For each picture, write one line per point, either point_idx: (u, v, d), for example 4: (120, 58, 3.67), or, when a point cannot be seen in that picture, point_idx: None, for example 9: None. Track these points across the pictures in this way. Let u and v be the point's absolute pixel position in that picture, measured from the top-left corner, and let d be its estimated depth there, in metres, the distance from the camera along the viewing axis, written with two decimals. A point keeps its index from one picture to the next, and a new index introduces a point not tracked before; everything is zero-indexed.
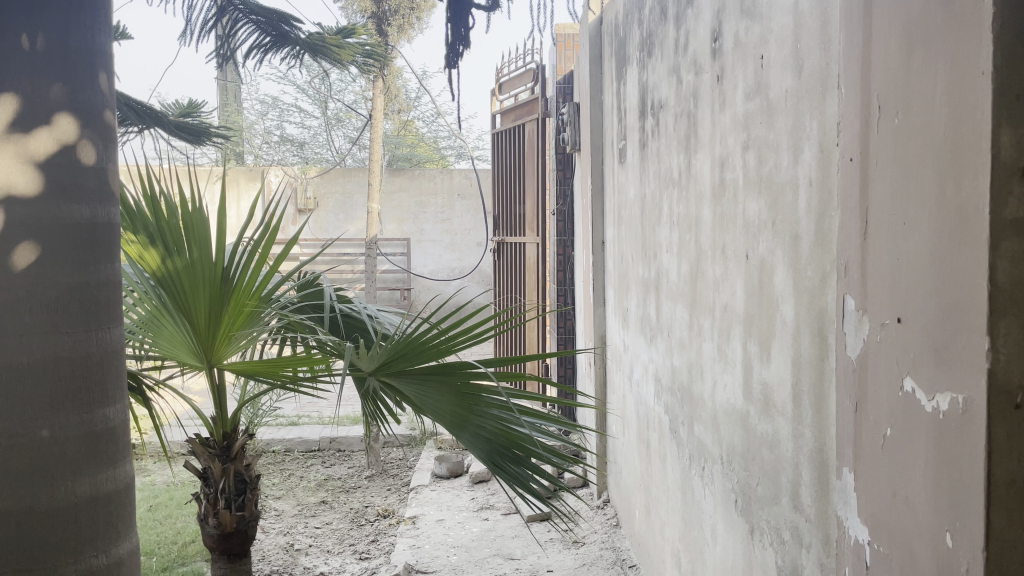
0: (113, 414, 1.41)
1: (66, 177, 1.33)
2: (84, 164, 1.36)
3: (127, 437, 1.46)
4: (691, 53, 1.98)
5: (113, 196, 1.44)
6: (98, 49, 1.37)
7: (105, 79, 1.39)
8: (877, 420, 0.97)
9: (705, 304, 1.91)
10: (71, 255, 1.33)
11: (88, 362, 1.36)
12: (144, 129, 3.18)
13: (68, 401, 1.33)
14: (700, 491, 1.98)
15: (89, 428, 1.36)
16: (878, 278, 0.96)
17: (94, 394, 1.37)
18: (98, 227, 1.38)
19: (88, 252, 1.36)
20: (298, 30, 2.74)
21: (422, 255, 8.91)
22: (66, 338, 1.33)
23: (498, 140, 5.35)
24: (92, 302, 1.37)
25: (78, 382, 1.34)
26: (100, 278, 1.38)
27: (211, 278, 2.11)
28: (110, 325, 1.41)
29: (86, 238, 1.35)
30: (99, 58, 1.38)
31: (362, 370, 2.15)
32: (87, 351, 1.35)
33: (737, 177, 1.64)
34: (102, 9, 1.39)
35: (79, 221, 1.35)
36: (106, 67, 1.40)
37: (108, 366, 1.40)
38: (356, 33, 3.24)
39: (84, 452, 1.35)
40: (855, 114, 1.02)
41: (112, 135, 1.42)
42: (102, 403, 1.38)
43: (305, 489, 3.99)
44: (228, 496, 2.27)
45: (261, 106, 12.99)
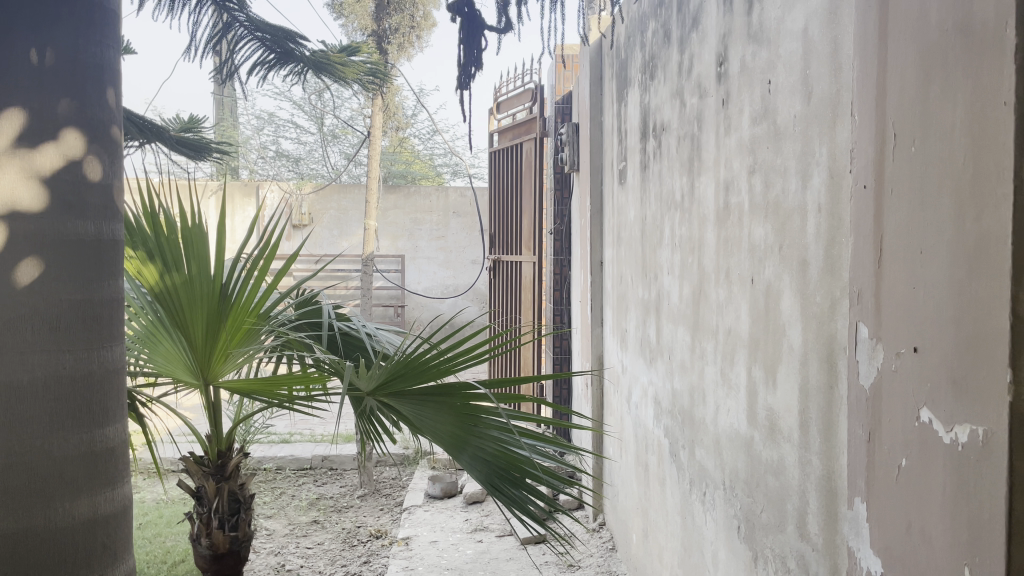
0: (112, 434, 1.39)
1: (71, 192, 1.31)
2: (90, 180, 1.34)
3: (124, 457, 1.44)
4: (695, 77, 1.98)
5: (118, 212, 1.42)
6: (106, 65, 1.37)
7: (112, 94, 1.38)
8: (892, 448, 0.96)
9: (708, 327, 1.90)
10: (76, 271, 1.31)
11: (90, 380, 1.34)
12: (144, 143, 3.16)
13: (69, 419, 1.31)
14: (701, 516, 1.96)
15: (88, 447, 1.34)
16: (894, 307, 0.95)
17: (94, 412, 1.35)
18: (103, 243, 1.37)
19: (92, 269, 1.34)
20: (303, 48, 2.75)
21: (417, 272, 8.89)
22: (68, 355, 1.31)
23: (495, 158, 5.36)
24: (95, 320, 1.35)
25: (79, 400, 1.32)
26: (102, 296, 1.37)
27: (210, 295, 2.09)
28: (111, 343, 1.39)
29: (90, 254, 1.34)
30: (107, 74, 1.37)
31: (361, 390, 2.13)
32: (88, 369, 1.34)
33: (743, 201, 1.64)
34: (111, 24, 1.38)
35: (84, 237, 1.33)
36: (114, 82, 1.39)
37: (109, 385, 1.38)
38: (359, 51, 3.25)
39: (83, 472, 1.33)
40: (869, 142, 1.02)
41: (117, 150, 1.41)
42: (102, 423, 1.36)
43: (297, 508, 3.95)
44: (222, 516, 2.23)
45: (257, 121, 12.97)
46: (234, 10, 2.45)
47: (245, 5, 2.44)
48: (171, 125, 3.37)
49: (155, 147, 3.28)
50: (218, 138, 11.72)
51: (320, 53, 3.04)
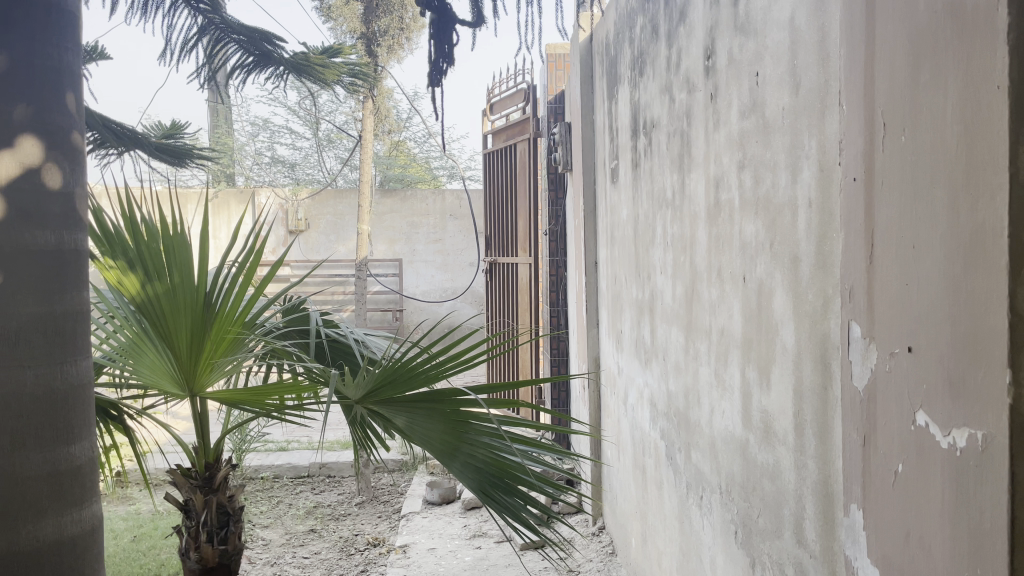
0: (80, 452, 1.35)
1: (30, 202, 1.27)
2: (50, 189, 1.30)
3: (94, 476, 1.40)
4: (684, 71, 1.93)
5: (82, 221, 1.38)
6: (65, 69, 1.32)
7: (72, 99, 1.34)
8: (888, 454, 0.91)
9: (701, 327, 1.85)
10: (36, 284, 1.28)
11: (53, 398, 1.30)
12: (123, 151, 3.13)
13: (32, 439, 1.27)
14: (698, 521, 1.92)
15: (53, 467, 1.30)
16: (887, 305, 0.91)
17: (58, 430, 1.31)
18: (65, 255, 1.32)
19: (54, 281, 1.30)
20: (282, 49, 2.74)
21: (415, 276, 8.85)
22: (30, 371, 1.27)
23: (488, 160, 5.31)
24: (59, 334, 1.31)
25: (43, 418, 1.28)
26: (67, 308, 1.32)
27: (192, 304, 2.05)
28: (78, 357, 1.35)
29: (51, 266, 1.30)
30: (67, 78, 1.33)
31: (348, 398, 2.09)
32: (52, 385, 1.29)
33: (733, 197, 1.60)
34: (72, 27, 1.35)
35: (43, 248, 1.29)
36: (74, 87, 1.35)
37: (75, 401, 1.34)
38: (342, 53, 3.22)
39: (47, 493, 1.29)
40: (858, 133, 0.97)
41: (79, 158, 1.36)
42: (67, 441, 1.32)
43: (294, 517, 3.90)
44: (211, 529, 2.18)
45: (251, 127, 12.90)
46: (207, 11, 2.41)
47: (219, 7, 2.40)
48: (152, 132, 3.34)
49: (132, 155, 3.24)
50: (213, 145, 11.68)
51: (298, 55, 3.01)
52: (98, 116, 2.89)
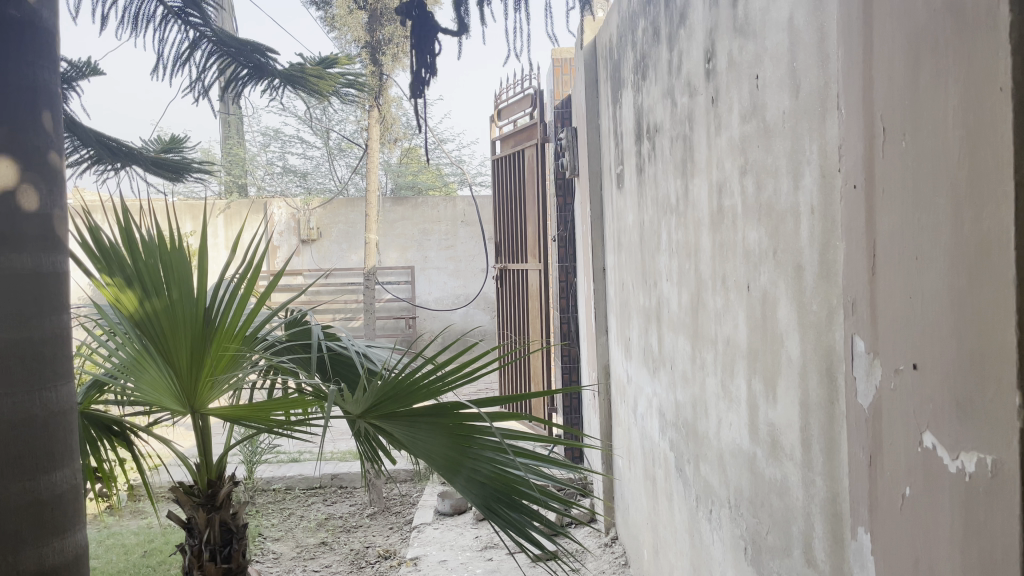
0: (61, 480, 1.38)
1: (4, 223, 1.30)
2: (26, 211, 1.33)
3: (78, 503, 1.43)
4: (685, 75, 1.89)
5: (61, 241, 1.41)
6: (42, 87, 1.35)
7: (48, 117, 1.36)
8: (895, 477, 0.86)
9: (707, 337, 1.81)
10: (13, 308, 1.31)
11: (30, 425, 1.33)
12: (121, 166, 3.16)
13: (8, 467, 1.30)
14: (708, 535, 1.87)
15: (33, 496, 1.33)
16: (890, 320, 0.86)
17: (39, 459, 1.34)
18: (43, 277, 1.35)
19: (31, 304, 1.33)
20: (274, 62, 2.83)
21: (427, 283, 8.83)
22: (7, 398, 1.30)
23: (497, 166, 5.28)
24: (36, 359, 1.33)
25: (20, 446, 1.31)
26: (44, 332, 1.35)
27: (192, 319, 2.02)
28: (57, 383, 1.37)
29: (27, 289, 1.31)
30: (44, 97, 1.36)
31: (348, 414, 2.05)
32: (29, 412, 1.32)
33: (736, 203, 1.55)
34: (51, 51, 1.39)
35: (20, 271, 1.32)
36: (50, 105, 1.37)
37: (56, 429, 1.37)
38: (339, 63, 3.35)
39: (26, 520, 1.32)
40: (858, 137, 0.92)
41: (59, 177, 1.40)
42: (47, 469, 1.35)
43: (305, 530, 3.88)
44: (214, 547, 2.16)
45: (263, 137, 12.95)
46: (198, 24, 2.56)
47: (209, 20, 2.56)
48: (151, 146, 3.33)
49: (129, 170, 3.25)
50: (225, 156, 11.72)
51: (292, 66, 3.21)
52: (91, 133, 2.89)
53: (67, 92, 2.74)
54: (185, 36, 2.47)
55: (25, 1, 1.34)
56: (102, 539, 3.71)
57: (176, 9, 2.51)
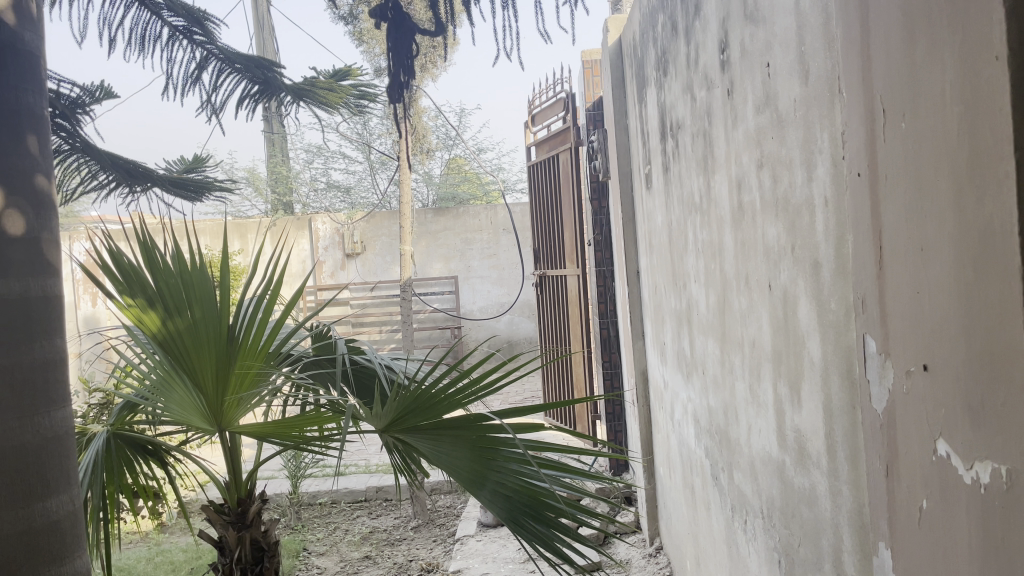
0: (55, 507, 1.40)
1: None
2: (12, 235, 1.34)
3: (74, 529, 1.44)
4: (702, 68, 1.82)
5: (51, 266, 1.42)
6: (25, 111, 1.37)
7: (34, 140, 1.39)
8: (912, 487, 0.79)
9: (734, 339, 1.73)
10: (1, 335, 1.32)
11: (23, 453, 1.34)
12: (144, 188, 3.24)
13: (3, 495, 1.32)
14: (745, 547, 1.78)
15: (26, 523, 1.34)
16: (900, 317, 0.79)
17: (31, 484, 1.36)
18: (31, 302, 1.36)
19: (20, 331, 1.34)
20: (282, 76, 2.98)
21: (471, 292, 8.84)
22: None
23: (534, 172, 5.24)
24: (28, 386, 1.35)
25: (13, 475, 1.33)
26: (33, 358, 1.36)
27: (217, 337, 1.93)
28: (50, 410, 1.39)
29: (15, 316, 1.34)
30: (27, 120, 1.38)
31: (374, 429, 2.02)
32: (21, 440, 1.34)
33: (755, 198, 1.48)
34: (35, 76, 1.41)
35: (8, 297, 1.33)
36: (36, 128, 1.40)
37: (48, 454, 1.38)
38: (351, 75, 3.44)
39: (21, 548, 1.34)
40: (858, 122, 0.86)
41: (46, 202, 1.41)
42: (41, 496, 1.37)
43: (349, 543, 3.89)
44: (245, 565, 2.15)
45: (307, 155, 13.13)
46: (203, 42, 2.67)
47: (214, 37, 2.68)
48: (173, 167, 3.44)
49: (153, 190, 3.35)
50: (270, 174, 11.95)
51: (305, 81, 3.28)
52: (108, 157, 2.94)
53: (81, 117, 2.76)
54: (191, 55, 2.58)
55: (4, 24, 1.36)
56: (151, 556, 3.77)
57: (181, 28, 2.61)
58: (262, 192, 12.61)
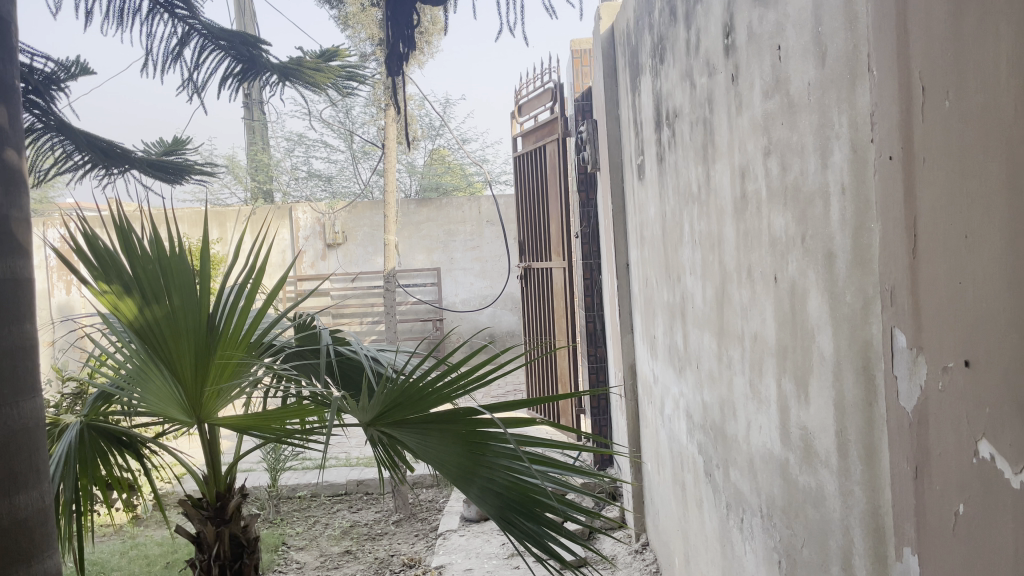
0: (24, 503, 1.32)
1: None
2: None
3: (45, 527, 1.37)
4: (703, 54, 1.77)
5: (22, 247, 1.35)
6: None
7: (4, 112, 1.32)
8: (945, 490, 0.74)
9: (733, 333, 1.69)
10: None
11: None
12: (122, 170, 3.16)
13: None
14: (740, 545, 1.74)
15: None
16: (935, 308, 0.74)
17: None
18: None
19: None
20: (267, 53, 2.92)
21: (453, 284, 8.77)
22: None
23: (519, 163, 5.17)
24: None
25: None
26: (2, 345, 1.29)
27: (196, 327, 1.85)
28: (19, 400, 1.32)
29: None
30: None
31: (358, 423, 1.95)
32: None
33: (760, 187, 1.43)
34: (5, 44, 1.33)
35: None
36: (6, 100, 1.32)
37: (17, 448, 1.31)
38: (338, 56, 3.38)
39: None
40: (890, 101, 0.81)
41: (17, 179, 1.34)
42: (9, 492, 1.30)
43: (329, 538, 3.82)
44: (223, 562, 2.08)
45: (287, 143, 12.98)
46: (186, 17, 2.59)
47: (197, 12, 2.58)
48: (152, 149, 3.37)
49: (131, 173, 3.26)
50: (250, 162, 11.80)
51: (291, 60, 3.20)
52: (83, 136, 2.85)
53: (55, 92, 2.66)
54: (173, 31, 2.49)
55: None
56: (125, 550, 3.68)
57: (163, 2, 2.52)
58: (241, 180, 12.46)
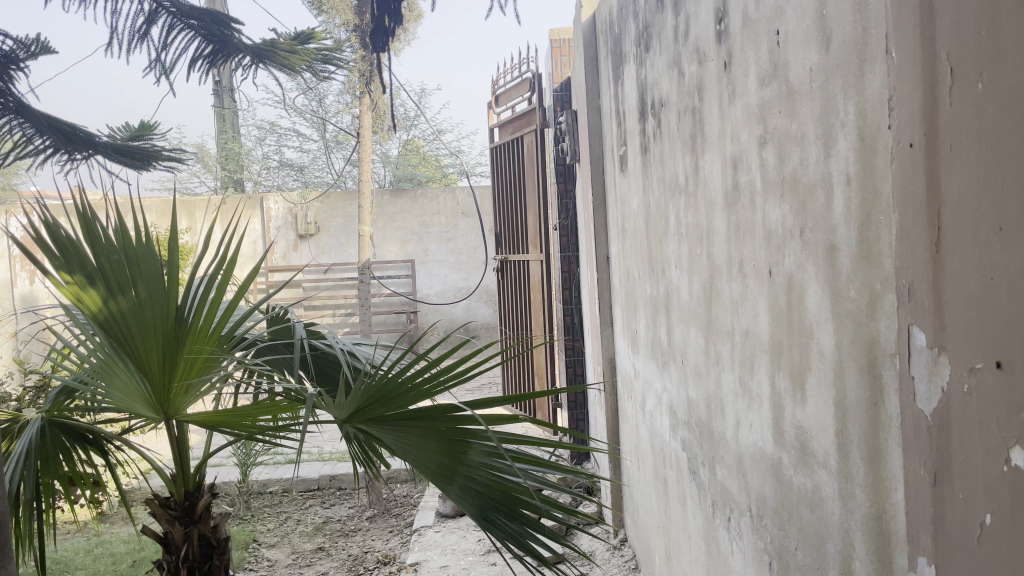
0: None
1: None
2: None
3: None
4: (692, 42, 1.72)
5: None
6: None
7: None
8: (970, 499, 0.70)
9: (722, 328, 1.64)
10: None
11: None
12: (87, 155, 3.05)
13: None
14: (726, 545, 1.71)
15: None
16: (961, 306, 0.70)
17: None
18: None
19: None
20: (240, 34, 2.83)
21: (428, 276, 8.69)
22: None
23: (496, 154, 5.10)
24: None
25: None
26: None
27: (164, 320, 1.76)
28: None
29: None
30: None
31: (334, 419, 1.88)
32: None
33: (754, 178, 1.38)
34: None
35: None
36: None
37: None
38: (314, 38, 3.31)
39: None
40: (912, 84, 0.76)
41: None
42: None
43: (302, 534, 3.74)
44: (192, 564, 2.00)
45: (259, 131, 12.77)
46: None
47: None
48: (118, 134, 3.27)
49: (95, 158, 3.14)
50: (220, 150, 11.59)
51: (266, 42, 3.11)
52: (44, 119, 2.76)
53: (15, 73, 2.59)
54: (139, 8, 2.40)
55: None
56: (90, 548, 3.58)
57: None
58: (210, 168, 12.24)
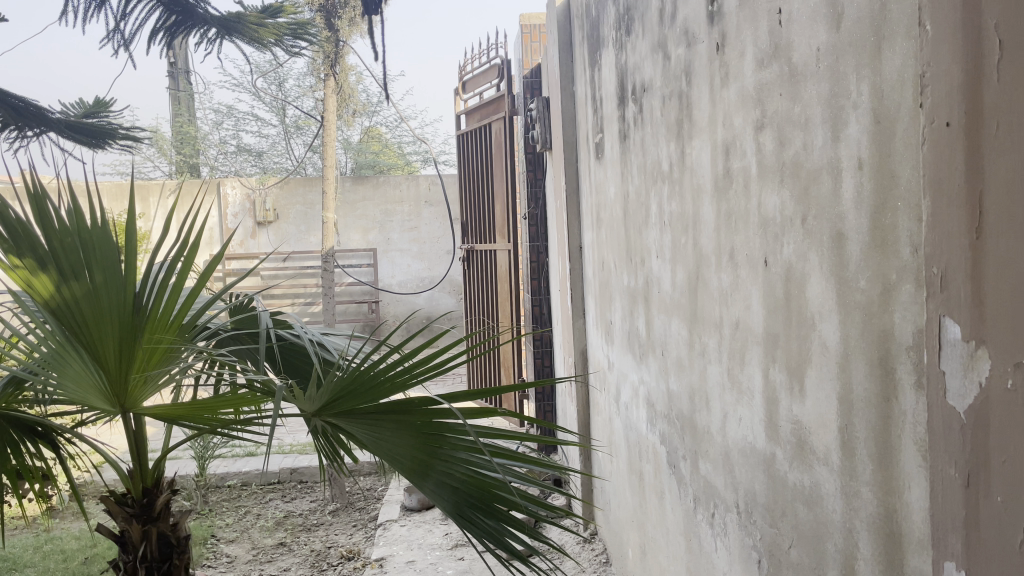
0: None
1: None
2: None
3: None
4: (680, 24, 1.67)
5: None
6: None
7: None
8: (1011, 501, 0.66)
9: (708, 320, 1.60)
10: None
11: None
12: (39, 132, 2.91)
13: None
14: (709, 541, 1.67)
15: None
16: (1005, 297, 0.65)
17: None
18: None
19: None
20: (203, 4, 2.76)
21: (390, 265, 8.57)
22: None
23: (462, 142, 5.01)
24: None
25: None
26: None
27: (121, 306, 1.65)
28: None
29: None
30: None
31: (302, 412, 1.80)
32: None
33: (749, 164, 1.34)
34: None
35: None
36: None
37: None
38: (282, 12, 3.22)
39: None
40: (949, 59, 0.71)
41: None
42: None
43: (262, 529, 3.64)
44: (151, 564, 1.90)
45: (215, 115, 12.48)
46: None
47: None
48: (71, 111, 3.13)
49: (46, 135, 3.00)
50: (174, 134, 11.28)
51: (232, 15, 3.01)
52: None
53: None
54: None
55: None
56: (39, 545, 3.43)
57: None
58: (165, 152, 11.92)
